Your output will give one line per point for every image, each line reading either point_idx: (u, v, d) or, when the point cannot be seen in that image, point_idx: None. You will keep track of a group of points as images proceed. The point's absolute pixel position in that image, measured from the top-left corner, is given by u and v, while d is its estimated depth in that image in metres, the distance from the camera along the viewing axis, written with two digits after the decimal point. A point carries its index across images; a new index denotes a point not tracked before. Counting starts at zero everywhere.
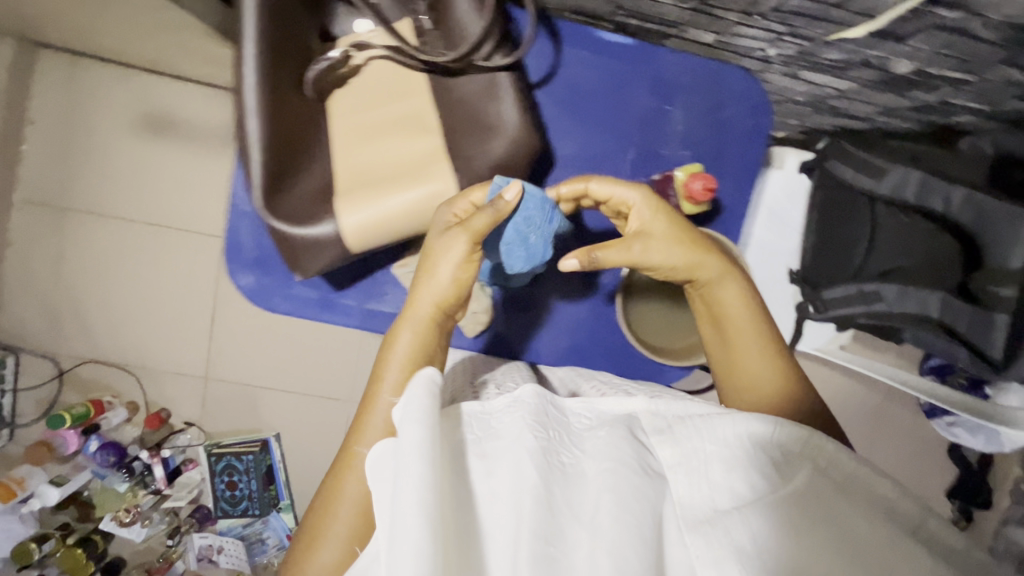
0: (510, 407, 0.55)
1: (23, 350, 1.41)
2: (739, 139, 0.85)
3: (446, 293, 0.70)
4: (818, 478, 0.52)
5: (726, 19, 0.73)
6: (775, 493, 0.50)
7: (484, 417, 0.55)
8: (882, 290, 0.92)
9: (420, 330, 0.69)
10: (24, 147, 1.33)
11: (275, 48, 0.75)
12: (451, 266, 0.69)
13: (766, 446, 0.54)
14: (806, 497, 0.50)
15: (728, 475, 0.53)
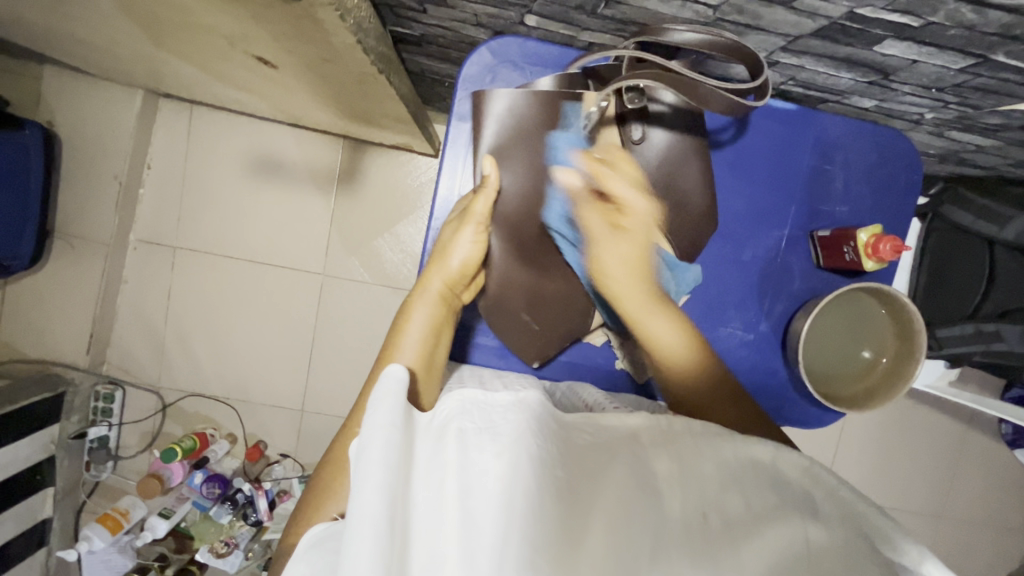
0: (509, 409, 0.48)
1: (129, 384, 1.46)
2: (897, 204, 0.77)
3: (455, 273, 0.68)
4: (810, 514, 0.45)
5: (899, 91, 0.67)
6: (785, 528, 0.42)
7: (481, 409, 0.48)
8: (1004, 330, 0.96)
9: (429, 303, 0.67)
10: (142, 191, 1.43)
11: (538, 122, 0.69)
12: (472, 248, 0.68)
13: (769, 473, 0.48)
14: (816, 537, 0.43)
15: (726, 491, 0.46)
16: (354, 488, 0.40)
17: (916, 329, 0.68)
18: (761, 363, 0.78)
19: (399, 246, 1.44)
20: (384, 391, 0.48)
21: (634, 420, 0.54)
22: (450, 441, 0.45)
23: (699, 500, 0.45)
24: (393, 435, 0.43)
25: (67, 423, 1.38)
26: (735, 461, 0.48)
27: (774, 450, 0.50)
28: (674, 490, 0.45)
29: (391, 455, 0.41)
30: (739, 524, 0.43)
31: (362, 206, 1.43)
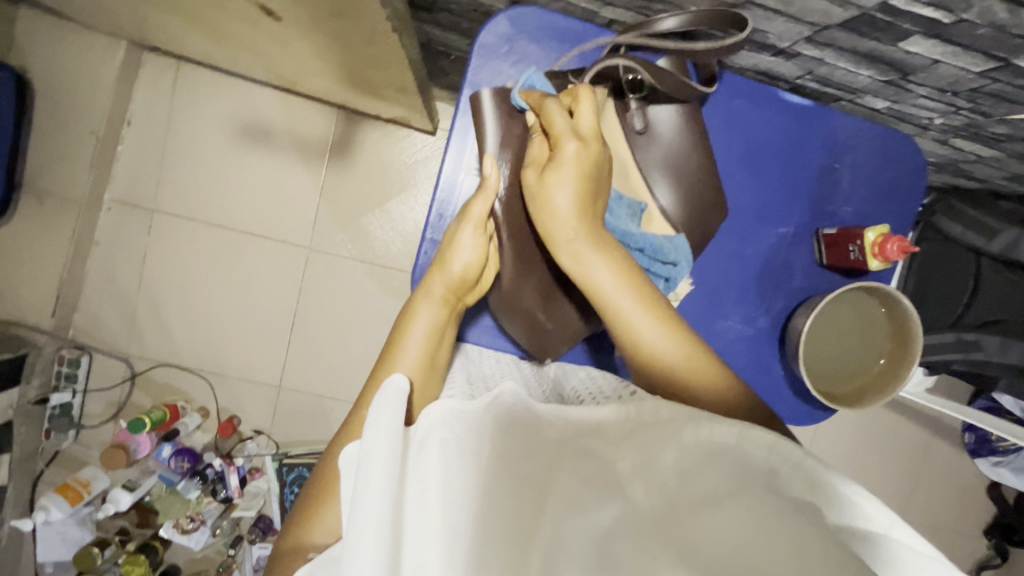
0: (484, 408, 0.48)
1: (96, 350, 1.40)
2: (899, 209, 0.78)
3: (458, 278, 0.63)
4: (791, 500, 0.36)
5: (912, 93, 0.67)
6: (754, 512, 0.36)
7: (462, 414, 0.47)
8: (982, 340, 0.98)
9: (432, 306, 0.63)
10: (120, 149, 1.36)
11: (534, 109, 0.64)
12: (473, 250, 0.63)
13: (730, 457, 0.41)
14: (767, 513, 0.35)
15: (690, 482, 0.40)
16: (354, 498, 0.37)
17: (913, 331, 0.69)
18: (758, 358, 0.78)
19: (389, 224, 1.41)
20: (385, 396, 0.47)
21: (603, 412, 0.50)
22: (435, 447, 0.42)
23: (660, 499, 0.39)
24: (393, 442, 0.41)
25: (27, 388, 1.31)
26: (695, 446, 0.42)
27: (737, 429, 0.42)
28: (636, 481, 0.41)
29: (390, 462, 0.39)
30: (696, 513, 0.38)
31: (353, 178, 1.39)
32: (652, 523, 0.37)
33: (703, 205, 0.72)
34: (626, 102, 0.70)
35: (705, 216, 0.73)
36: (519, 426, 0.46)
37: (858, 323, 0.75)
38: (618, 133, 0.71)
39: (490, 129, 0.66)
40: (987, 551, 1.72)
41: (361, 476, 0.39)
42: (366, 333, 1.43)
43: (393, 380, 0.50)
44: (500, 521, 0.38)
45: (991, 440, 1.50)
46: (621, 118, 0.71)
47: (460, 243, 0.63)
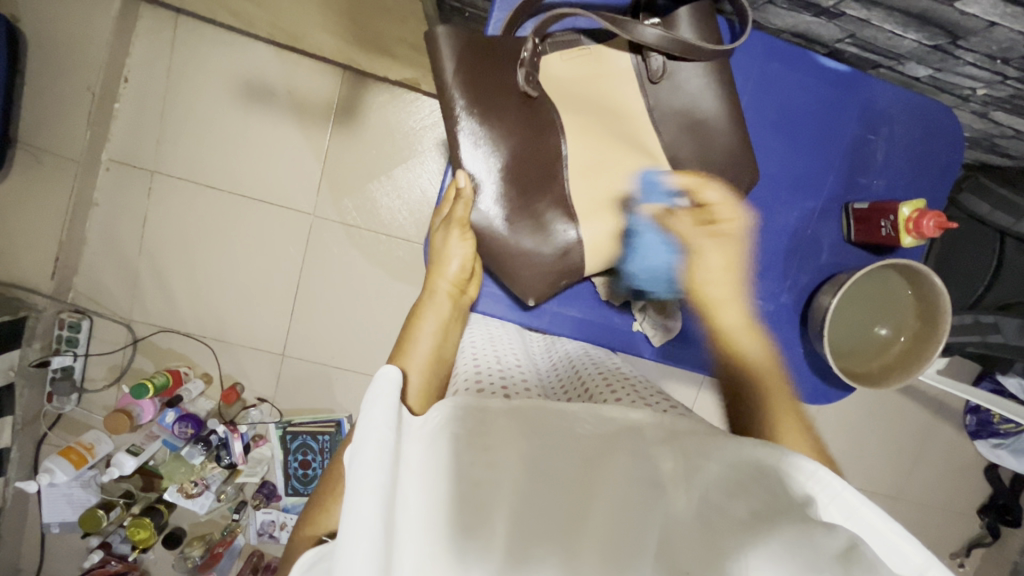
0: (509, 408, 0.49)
1: (97, 314, 1.38)
2: (933, 183, 0.75)
3: (457, 273, 0.66)
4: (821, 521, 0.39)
5: (958, 60, 0.64)
6: (780, 529, 0.39)
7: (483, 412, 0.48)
8: (1000, 323, 0.96)
9: (437, 306, 0.65)
10: (117, 106, 1.31)
11: (481, 48, 0.64)
12: (463, 250, 0.66)
13: (762, 473, 0.43)
14: (796, 539, 0.38)
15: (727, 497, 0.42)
16: (348, 489, 0.40)
17: (942, 308, 0.67)
18: (779, 335, 0.76)
19: (395, 192, 1.37)
20: (380, 392, 0.48)
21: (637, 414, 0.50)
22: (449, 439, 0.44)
23: (710, 507, 0.42)
24: (383, 441, 0.43)
25: (28, 350, 1.30)
26: (737, 462, 0.44)
27: (774, 450, 0.43)
28: (679, 486, 0.44)
29: (384, 457, 0.41)
30: (742, 530, 0.40)
31: (359, 143, 1.34)
32: (681, 531, 0.42)
33: (722, 165, 0.70)
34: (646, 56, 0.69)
35: (729, 180, 0.70)
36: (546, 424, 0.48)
37: (876, 308, 0.74)
38: (633, 90, 0.71)
39: (450, 70, 0.63)
40: (979, 530, 1.75)
41: (352, 470, 0.41)
42: (370, 302, 1.41)
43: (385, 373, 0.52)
44: (551, 516, 0.42)
45: (993, 423, 1.50)
46: (640, 74, 0.71)
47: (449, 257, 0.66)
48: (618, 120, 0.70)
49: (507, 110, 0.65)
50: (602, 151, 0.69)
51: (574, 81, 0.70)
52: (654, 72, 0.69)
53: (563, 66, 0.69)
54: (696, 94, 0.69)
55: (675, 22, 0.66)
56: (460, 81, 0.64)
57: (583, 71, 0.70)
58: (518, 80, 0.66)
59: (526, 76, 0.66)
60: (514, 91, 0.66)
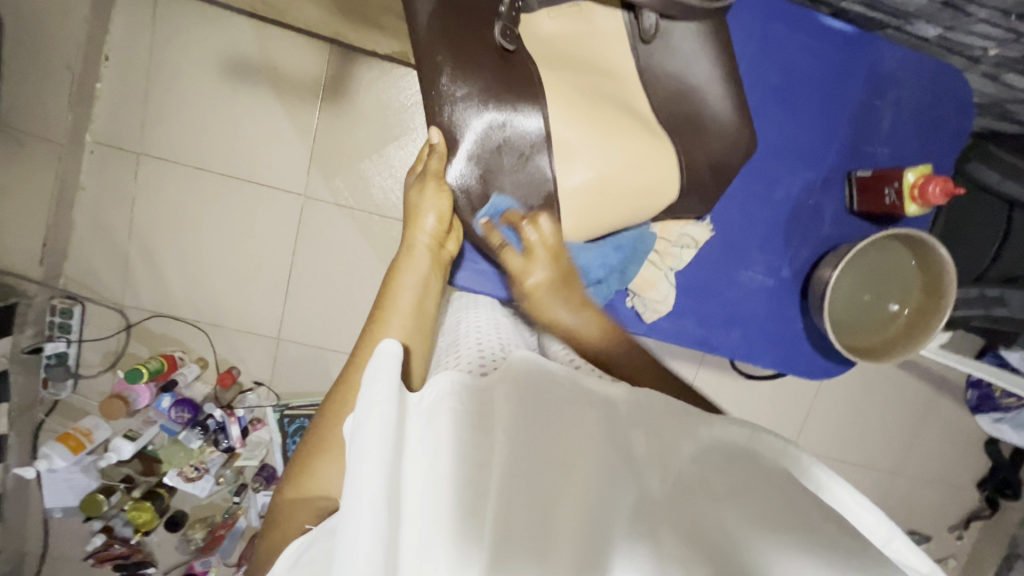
0: (503, 386, 0.51)
1: (88, 299, 1.36)
2: (942, 150, 0.72)
3: (436, 225, 0.63)
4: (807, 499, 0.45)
5: (970, 17, 0.61)
6: (776, 500, 0.45)
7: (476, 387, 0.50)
8: (1008, 296, 0.94)
9: (417, 259, 0.63)
10: (99, 86, 1.27)
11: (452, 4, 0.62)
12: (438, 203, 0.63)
13: (745, 456, 0.50)
14: (792, 506, 0.44)
15: (723, 480, 0.47)
16: (356, 460, 0.38)
17: (947, 278, 0.65)
18: (778, 310, 0.75)
19: (388, 171, 1.34)
20: (383, 360, 0.46)
21: (615, 389, 0.55)
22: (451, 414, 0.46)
23: (687, 488, 0.46)
24: (389, 412, 0.41)
25: (21, 337, 1.29)
26: (716, 446, 0.51)
27: (749, 431, 0.52)
28: (654, 469, 0.47)
29: (388, 430, 0.40)
30: (721, 498, 0.45)
31: (349, 120, 1.31)
32: (678, 513, 0.43)
33: (721, 132, 0.67)
34: (638, 14, 0.65)
35: (726, 148, 0.68)
36: (542, 403, 0.50)
37: (876, 285, 0.71)
38: (623, 51, 0.67)
39: (423, 19, 0.62)
40: (978, 503, 1.76)
41: (355, 440, 0.40)
42: (365, 285, 1.40)
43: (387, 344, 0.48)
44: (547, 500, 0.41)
45: (994, 397, 1.49)
46: (630, 33, 0.67)
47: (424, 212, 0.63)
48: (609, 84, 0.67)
49: (480, 63, 0.62)
50: (587, 110, 0.65)
51: (563, 45, 0.66)
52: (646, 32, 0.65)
53: (552, 25, 0.66)
54: (691, 56, 0.66)
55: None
56: (432, 32, 0.62)
57: (572, 32, 0.67)
58: (495, 35, 0.62)
59: (503, 31, 0.62)
60: (491, 47, 0.62)
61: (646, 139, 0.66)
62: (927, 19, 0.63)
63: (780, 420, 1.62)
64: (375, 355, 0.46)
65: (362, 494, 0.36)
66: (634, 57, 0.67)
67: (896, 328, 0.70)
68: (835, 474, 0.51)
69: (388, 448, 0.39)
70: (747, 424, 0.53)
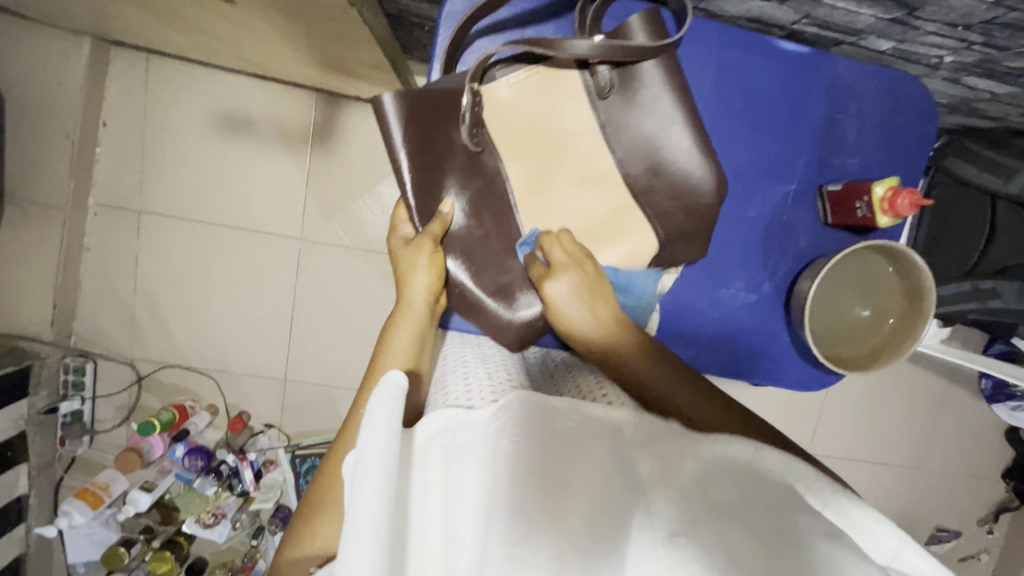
0: (494, 416, 0.51)
1: (100, 356, 1.40)
2: (910, 157, 0.73)
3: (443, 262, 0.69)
4: (796, 507, 0.47)
5: (919, 31, 0.62)
6: (767, 520, 0.45)
7: (466, 425, 0.51)
8: (1000, 288, 0.93)
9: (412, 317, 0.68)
10: (98, 151, 1.32)
11: (424, 110, 0.65)
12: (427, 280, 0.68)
13: (744, 473, 0.50)
14: (784, 527, 0.44)
15: (719, 495, 0.47)
16: (352, 496, 0.41)
17: (926, 286, 0.66)
18: (764, 323, 0.76)
19: (381, 208, 1.37)
20: (380, 402, 0.47)
21: (619, 412, 0.54)
22: (436, 461, 0.49)
23: (689, 504, 0.46)
24: (391, 443, 0.44)
25: (36, 398, 1.32)
26: (716, 462, 0.50)
27: (752, 447, 0.51)
28: (659, 490, 0.47)
29: (389, 465, 0.42)
30: (722, 517, 0.45)
31: (339, 163, 1.34)
32: (668, 531, 0.43)
33: (685, 167, 0.69)
34: (592, 69, 0.67)
35: (683, 219, 0.70)
36: (544, 426, 0.49)
37: (859, 294, 0.73)
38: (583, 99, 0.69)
39: (400, 137, 0.65)
40: (1005, 494, 1.71)
41: (357, 475, 0.42)
42: (365, 320, 1.42)
43: (389, 378, 0.49)
44: (533, 516, 0.42)
45: (1009, 385, 1.47)
46: (587, 88, 0.68)
47: (415, 278, 0.68)
48: (566, 151, 0.70)
49: (450, 168, 0.68)
50: (539, 170, 0.70)
51: (523, 118, 0.68)
52: (603, 87, 0.67)
53: (512, 87, 0.67)
54: (647, 88, 0.68)
55: (626, 29, 0.64)
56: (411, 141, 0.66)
57: (534, 81, 0.68)
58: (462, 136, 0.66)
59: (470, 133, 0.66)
60: (458, 147, 0.67)
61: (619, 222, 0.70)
62: (876, 34, 0.65)
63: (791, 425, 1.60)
64: (372, 395, 0.48)
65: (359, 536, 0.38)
66: (594, 104, 0.69)
67: (882, 338, 0.71)
68: (858, 501, 0.51)
69: (386, 477, 0.41)
70: (749, 441, 0.52)
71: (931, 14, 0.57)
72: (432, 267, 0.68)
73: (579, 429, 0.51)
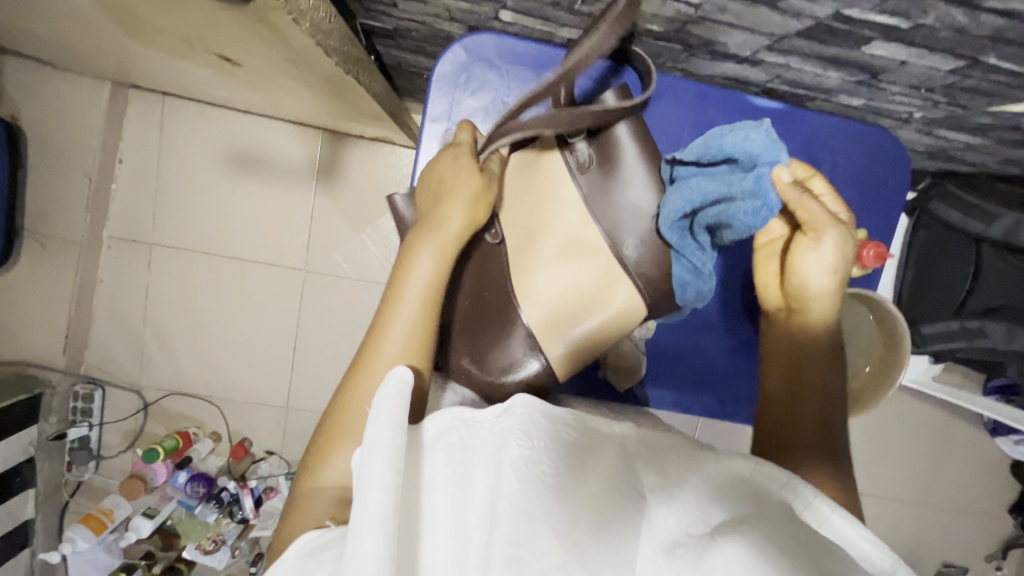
0: (500, 417, 0.50)
1: (108, 383, 1.44)
2: (886, 206, 0.78)
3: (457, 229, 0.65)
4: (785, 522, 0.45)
5: (886, 91, 0.65)
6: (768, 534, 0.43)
7: (471, 427, 0.49)
8: (986, 327, 0.94)
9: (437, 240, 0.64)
10: (114, 186, 1.38)
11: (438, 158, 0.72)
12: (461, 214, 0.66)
13: (741, 488, 0.49)
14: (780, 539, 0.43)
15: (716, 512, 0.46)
16: (359, 487, 0.38)
17: (901, 336, 0.70)
18: (744, 368, 0.82)
19: (384, 241, 1.42)
20: (384, 398, 0.46)
21: (620, 427, 0.56)
22: (443, 458, 0.45)
23: (691, 521, 0.45)
24: (398, 438, 0.42)
25: (45, 424, 1.35)
26: (718, 476, 0.50)
27: (753, 464, 0.51)
28: (660, 498, 0.47)
29: (394, 457, 0.40)
30: (718, 530, 0.43)
31: (343, 197, 1.39)
32: (670, 540, 0.43)
33: None
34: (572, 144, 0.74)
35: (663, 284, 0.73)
36: (547, 431, 0.49)
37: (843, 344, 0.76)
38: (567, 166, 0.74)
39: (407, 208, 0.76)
40: (1013, 529, 1.68)
41: (362, 470, 0.39)
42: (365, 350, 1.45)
43: (396, 373, 0.49)
44: (542, 515, 0.40)
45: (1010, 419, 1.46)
46: (571, 164, 0.74)
47: (417, 263, 0.63)
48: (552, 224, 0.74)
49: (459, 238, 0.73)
50: (530, 239, 0.75)
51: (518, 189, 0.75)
52: (583, 163, 0.74)
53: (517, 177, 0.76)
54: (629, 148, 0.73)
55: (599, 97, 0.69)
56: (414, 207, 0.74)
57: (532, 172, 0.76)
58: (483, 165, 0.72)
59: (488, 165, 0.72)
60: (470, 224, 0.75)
61: (605, 291, 0.74)
62: (844, 93, 0.68)
63: None
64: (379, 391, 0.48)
65: (363, 530, 0.35)
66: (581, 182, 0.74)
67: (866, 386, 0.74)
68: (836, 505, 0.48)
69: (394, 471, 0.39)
70: (749, 458, 0.52)
71: (891, 78, 0.60)
72: (436, 256, 0.64)
73: (580, 438, 0.51)
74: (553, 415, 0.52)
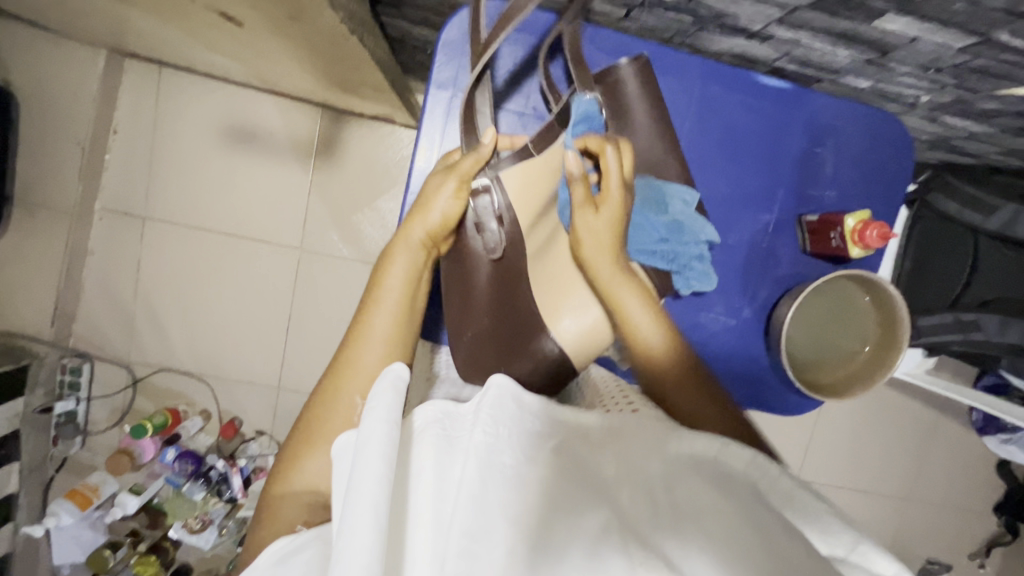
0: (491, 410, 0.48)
1: (97, 357, 1.42)
2: (886, 192, 0.79)
3: (436, 225, 0.66)
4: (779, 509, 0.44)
5: (893, 71, 0.65)
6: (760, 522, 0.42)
7: (459, 419, 0.47)
8: (982, 321, 0.93)
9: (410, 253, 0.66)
10: (108, 157, 1.37)
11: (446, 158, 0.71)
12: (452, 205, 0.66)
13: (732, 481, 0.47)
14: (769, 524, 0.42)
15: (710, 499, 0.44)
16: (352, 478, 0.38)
17: (901, 318, 0.69)
18: (743, 346, 0.80)
19: (380, 222, 1.40)
20: (380, 392, 0.45)
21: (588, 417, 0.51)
22: (433, 450, 0.44)
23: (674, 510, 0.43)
24: (390, 432, 0.41)
25: (32, 397, 1.31)
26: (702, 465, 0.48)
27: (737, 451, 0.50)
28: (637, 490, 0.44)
29: (388, 450, 0.39)
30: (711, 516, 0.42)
31: (341, 176, 1.38)
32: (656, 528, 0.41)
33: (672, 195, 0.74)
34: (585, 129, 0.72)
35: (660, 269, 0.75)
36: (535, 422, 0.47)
37: (837, 326, 0.77)
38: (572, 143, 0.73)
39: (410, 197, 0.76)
40: (997, 528, 1.70)
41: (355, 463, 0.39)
42: None
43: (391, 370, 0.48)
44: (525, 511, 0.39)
45: (998, 418, 1.47)
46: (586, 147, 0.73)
47: (393, 267, 0.65)
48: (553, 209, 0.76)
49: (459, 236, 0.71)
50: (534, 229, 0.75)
51: (514, 188, 0.70)
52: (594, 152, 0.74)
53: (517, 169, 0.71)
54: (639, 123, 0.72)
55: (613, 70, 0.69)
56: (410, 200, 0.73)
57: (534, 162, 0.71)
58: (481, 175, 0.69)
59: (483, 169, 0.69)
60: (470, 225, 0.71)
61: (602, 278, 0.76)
62: (851, 73, 0.68)
63: (782, 450, 1.60)
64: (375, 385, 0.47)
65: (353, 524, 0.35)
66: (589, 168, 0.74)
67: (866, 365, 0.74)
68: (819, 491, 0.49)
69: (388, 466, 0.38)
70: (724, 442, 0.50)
71: (899, 56, 0.60)
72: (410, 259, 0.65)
73: (572, 428, 0.49)
74: (532, 399, 0.50)
